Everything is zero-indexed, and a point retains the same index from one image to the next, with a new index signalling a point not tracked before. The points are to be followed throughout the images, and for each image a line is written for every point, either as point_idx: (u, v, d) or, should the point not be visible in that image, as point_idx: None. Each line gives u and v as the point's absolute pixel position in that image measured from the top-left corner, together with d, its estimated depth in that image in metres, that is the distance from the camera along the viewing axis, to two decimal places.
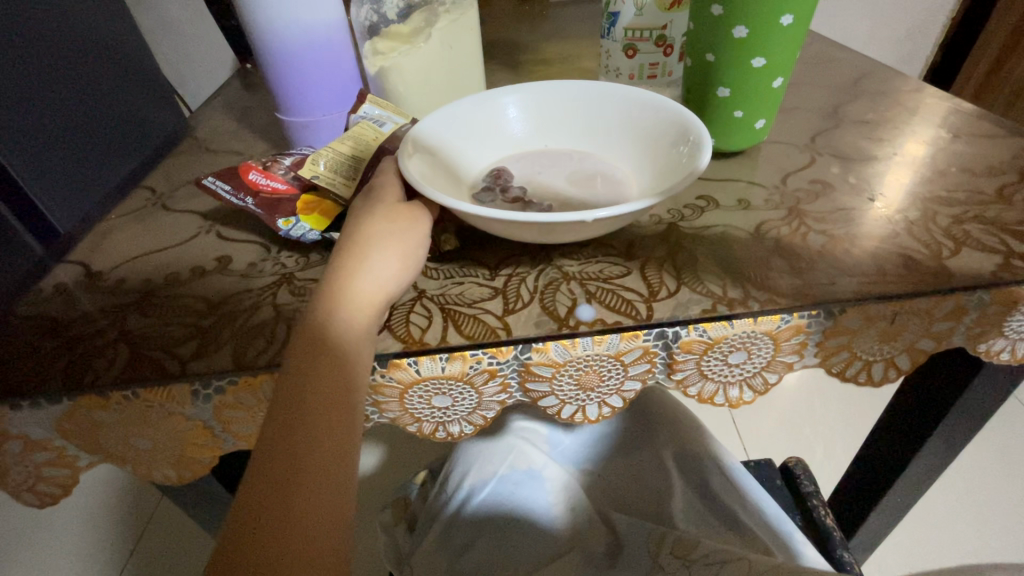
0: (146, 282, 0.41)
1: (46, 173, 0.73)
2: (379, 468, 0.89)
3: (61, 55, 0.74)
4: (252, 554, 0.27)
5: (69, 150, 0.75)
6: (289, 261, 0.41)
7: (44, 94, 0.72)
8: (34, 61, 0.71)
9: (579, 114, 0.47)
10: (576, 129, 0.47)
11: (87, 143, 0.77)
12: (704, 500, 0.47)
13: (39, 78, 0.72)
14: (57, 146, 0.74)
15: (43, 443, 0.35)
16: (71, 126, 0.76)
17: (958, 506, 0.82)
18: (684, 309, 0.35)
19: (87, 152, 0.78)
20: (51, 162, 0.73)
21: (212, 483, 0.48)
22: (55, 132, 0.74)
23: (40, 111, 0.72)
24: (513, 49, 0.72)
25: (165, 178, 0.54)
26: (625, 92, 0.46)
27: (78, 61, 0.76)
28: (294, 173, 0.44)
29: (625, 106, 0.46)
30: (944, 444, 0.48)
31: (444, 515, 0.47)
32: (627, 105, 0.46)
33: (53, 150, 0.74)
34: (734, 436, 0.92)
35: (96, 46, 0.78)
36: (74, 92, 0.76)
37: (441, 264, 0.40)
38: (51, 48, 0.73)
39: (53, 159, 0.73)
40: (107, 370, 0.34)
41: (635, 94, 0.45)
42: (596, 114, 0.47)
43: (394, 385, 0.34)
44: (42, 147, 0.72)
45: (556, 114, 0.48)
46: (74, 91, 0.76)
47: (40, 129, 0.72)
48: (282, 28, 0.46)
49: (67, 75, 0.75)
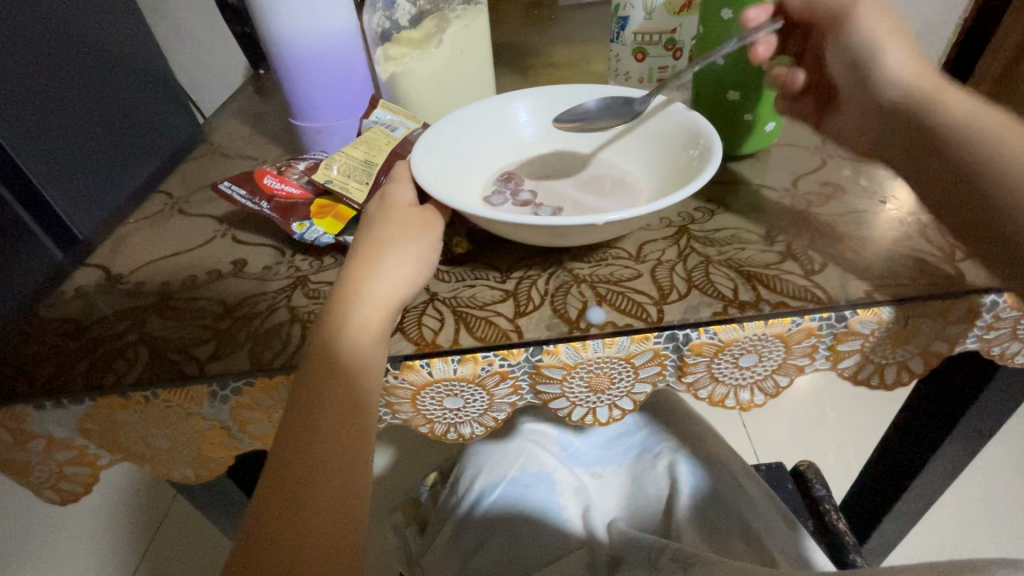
0: (164, 285, 0.42)
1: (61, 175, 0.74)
2: (390, 470, 0.90)
3: (69, 60, 0.75)
4: (264, 555, 0.27)
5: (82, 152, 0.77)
6: (304, 264, 0.42)
7: (49, 96, 0.73)
8: (38, 64, 0.72)
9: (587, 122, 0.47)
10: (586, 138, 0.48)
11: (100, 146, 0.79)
12: (711, 501, 0.46)
13: (44, 81, 0.73)
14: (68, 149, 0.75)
15: (66, 442, 0.36)
16: (82, 128, 0.77)
17: (975, 510, 0.81)
18: (695, 312, 0.35)
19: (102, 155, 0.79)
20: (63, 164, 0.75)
21: (227, 484, 0.49)
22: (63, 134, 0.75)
23: (46, 112, 0.73)
24: (523, 54, 0.72)
25: (182, 183, 0.55)
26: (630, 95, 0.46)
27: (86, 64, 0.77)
28: (308, 178, 0.45)
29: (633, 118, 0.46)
30: (958, 450, 0.48)
31: (456, 516, 0.47)
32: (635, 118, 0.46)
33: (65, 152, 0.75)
34: (745, 440, 0.91)
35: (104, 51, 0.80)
36: (82, 94, 0.77)
37: (453, 267, 0.40)
38: (58, 52, 0.74)
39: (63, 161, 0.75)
40: (127, 371, 0.35)
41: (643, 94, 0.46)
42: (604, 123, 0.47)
43: (407, 387, 0.35)
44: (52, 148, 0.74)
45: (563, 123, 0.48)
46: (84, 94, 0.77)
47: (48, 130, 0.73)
48: (295, 36, 0.47)
49: (76, 78, 0.76)
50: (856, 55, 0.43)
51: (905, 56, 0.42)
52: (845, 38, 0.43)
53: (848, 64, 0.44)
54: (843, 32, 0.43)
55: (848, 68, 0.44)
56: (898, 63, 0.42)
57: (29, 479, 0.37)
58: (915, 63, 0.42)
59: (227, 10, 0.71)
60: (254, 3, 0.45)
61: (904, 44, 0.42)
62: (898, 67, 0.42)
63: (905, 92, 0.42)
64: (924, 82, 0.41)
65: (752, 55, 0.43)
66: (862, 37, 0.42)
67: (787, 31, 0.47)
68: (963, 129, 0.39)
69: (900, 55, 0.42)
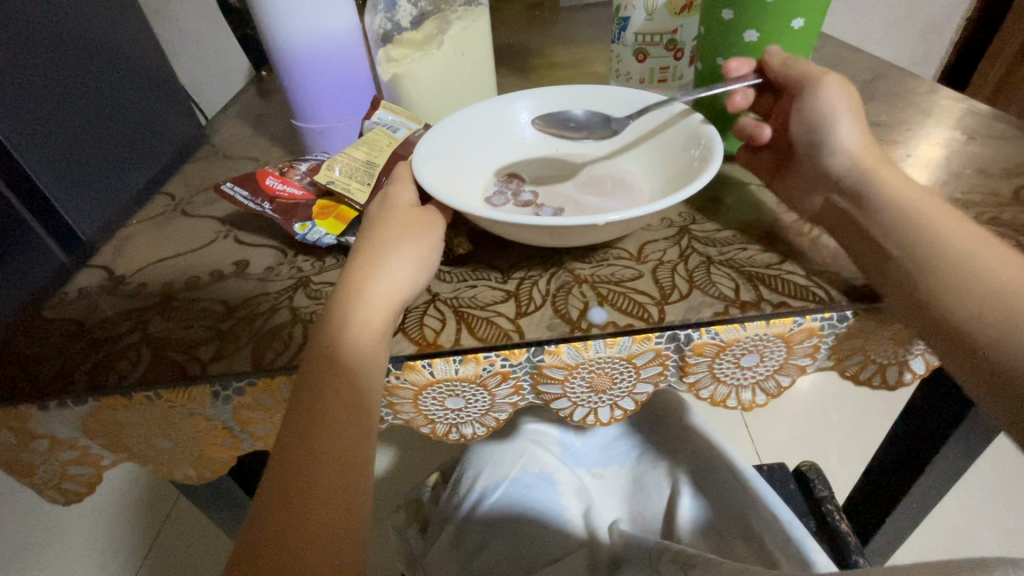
0: (167, 286, 0.42)
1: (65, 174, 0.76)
2: (392, 470, 0.90)
3: (71, 61, 0.75)
4: (265, 553, 0.28)
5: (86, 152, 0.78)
6: (306, 264, 0.42)
7: (53, 97, 0.74)
8: (42, 65, 0.72)
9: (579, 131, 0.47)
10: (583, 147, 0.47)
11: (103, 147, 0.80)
12: (712, 500, 0.46)
13: (48, 81, 0.73)
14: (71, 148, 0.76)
15: (69, 442, 0.37)
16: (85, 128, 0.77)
17: (978, 511, 0.81)
18: (696, 312, 0.35)
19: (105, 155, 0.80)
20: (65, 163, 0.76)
21: (229, 485, 0.49)
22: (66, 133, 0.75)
23: (50, 113, 0.73)
24: (525, 54, 0.72)
25: (185, 184, 0.55)
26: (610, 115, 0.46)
27: (87, 64, 0.78)
28: (310, 178, 0.45)
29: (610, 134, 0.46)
30: (961, 451, 0.47)
31: (458, 516, 0.47)
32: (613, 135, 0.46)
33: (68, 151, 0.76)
34: (748, 441, 0.91)
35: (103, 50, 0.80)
36: (84, 94, 0.77)
37: (454, 267, 0.40)
38: (59, 53, 0.74)
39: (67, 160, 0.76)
40: (130, 371, 0.35)
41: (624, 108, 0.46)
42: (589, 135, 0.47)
43: (409, 387, 0.35)
44: (56, 147, 0.75)
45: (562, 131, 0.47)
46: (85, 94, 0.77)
47: (52, 129, 0.74)
48: (297, 38, 0.47)
49: (79, 78, 0.76)
50: (812, 125, 0.43)
51: (856, 135, 0.41)
52: (806, 106, 0.43)
53: (802, 132, 0.43)
54: (805, 97, 0.43)
55: (803, 136, 0.44)
56: (848, 140, 0.41)
57: (32, 478, 0.38)
58: (868, 142, 0.41)
59: (230, 12, 0.71)
60: (256, 4, 0.45)
61: (861, 123, 0.42)
62: (847, 142, 0.41)
63: (849, 167, 0.41)
64: (869, 161, 0.40)
65: (729, 104, 0.45)
66: (819, 106, 0.42)
67: (761, 87, 0.47)
68: (902, 212, 0.37)
69: (852, 131, 0.41)
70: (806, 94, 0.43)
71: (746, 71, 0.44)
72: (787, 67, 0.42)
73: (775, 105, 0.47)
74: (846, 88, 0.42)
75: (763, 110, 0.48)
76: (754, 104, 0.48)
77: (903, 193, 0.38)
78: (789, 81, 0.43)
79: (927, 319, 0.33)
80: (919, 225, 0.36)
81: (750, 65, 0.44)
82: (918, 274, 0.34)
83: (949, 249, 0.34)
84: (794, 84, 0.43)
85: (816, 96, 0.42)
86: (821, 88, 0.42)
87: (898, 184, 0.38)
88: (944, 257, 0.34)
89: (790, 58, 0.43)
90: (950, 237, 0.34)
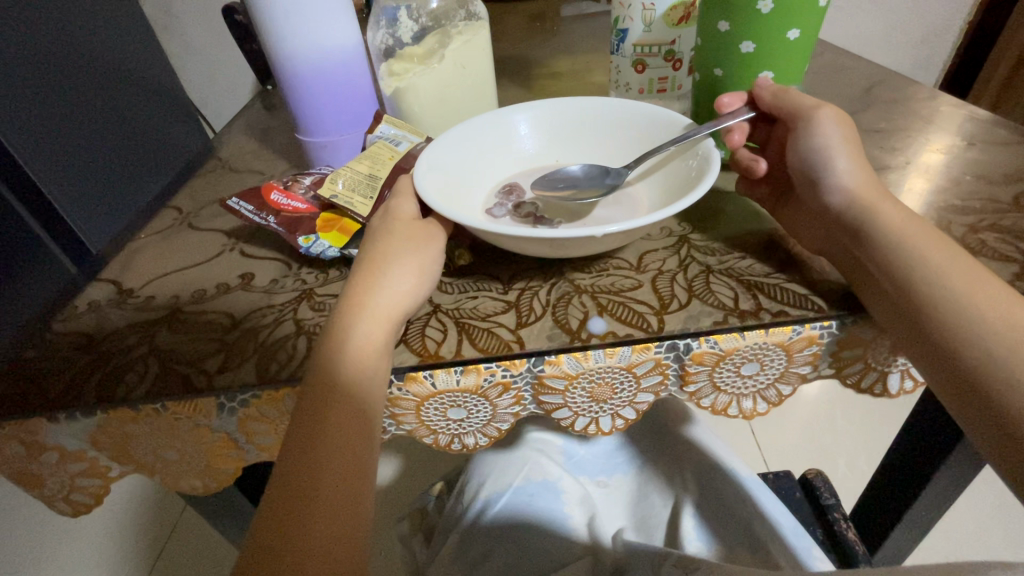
0: (174, 299, 0.42)
1: (68, 179, 0.82)
2: (396, 479, 0.90)
3: (68, 73, 0.81)
4: (270, 560, 0.28)
5: (86, 156, 0.84)
6: (310, 277, 0.43)
7: (54, 104, 0.79)
8: (43, 71, 0.78)
9: (569, 187, 0.44)
10: (575, 194, 0.44)
11: (100, 149, 0.86)
12: (716, 509, 0.45)
13: (47, 89, 0.78)
14: (71, 149, 0.82)
15: (77, 455, 0.37)
16: (86, 136, 0.84)
17: (989, 520, 0.80)
18: (695, 322, 0.35)
19: (104, 163, 0.87)
20: (70, 172, 0.82)
21: (235, 494, 0.50)
22: (67, 136, 0.81)
23: (53, 121, 0.79)
24: (526, 65, 0.73)
25: (191, 198, 0.56)
26: (608, 168, 0.45)
27: (83, 78, 0.83)
28: (313, 192, 0.46)
29: (605, 188, 0.43)
30: (966, 460, 0.47)
31: (460, 526, 0.48)
32: (609, 192, 0.43)
33: (69, 157, 0.82)
34: (754, 447, 0.91)
35: (98, 60, 0.86)
36: (84, 100, 0.83)
37: (455, 279, 0.41)
38: (57, 65, 0.80)
39: (67, 166, 0.82)
40: (138, 384, 0.36)
41: (626, 159, 0.47)
42: (583, 190, 0.44)
43: (410, 398, 0.35)
44: (57, 151, 0.80)
45: (545, 190, 0.44)
46: (84, 101, 0.84)
47: (54, 131, 0.80)
48: (300, 53, 0.48)
49: (78, 94, 0.83)
50: (807, 160, 0.39)
51: (854, 168, 0.37)
52: (799, 141, 0.39)
53: (796, 165, 0.40)
54: (797, 131, 0.39)
55: (795, 169, 0.40)
56: (845, 174, 0.37)
57: (42, 490, 0.39)
58: (866, 175, 0.37)
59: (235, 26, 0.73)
60: (260, 20, 0.46)
61: (857, 155, 0.38)
62: (844, 178, 0.37)
63: (847, 203, 0.37)
64: (868, 199, 0.36)
65: (724, 141, 0.44)
66: (814, 140, 0.38)
67: (757, 116, 0.45)
68: (903, 251, 0.33)
69: (849, 165, 0.37)
70: (799, 128, 0.39)
71: (737, 106, 0.43)
72: (778, 98, 0.41)
73: (772, 133, 0.44)
74: (843, 120, 0.39)
75: (760, 140, 0.46)
76: (750, 133, 0.46)
77: (901, 231, 0.34)
78: (782, 111, 0.41)
79: (945, 372, 0.30)
80: (925, 272, 0.32)
81: (740, 98, 0.44)
82: (929, 325, 0.31)
83: (959, 300, 0.31)
84: (787, 117, 0.40)
85: (809, 130, 0.38)
86: (814, 123, 0.38)
87: (899, 223, 0.35)
88: (953, 309, 0.31)
89: (781, 88, 0.41)
90: (957, 284, 0.31)
